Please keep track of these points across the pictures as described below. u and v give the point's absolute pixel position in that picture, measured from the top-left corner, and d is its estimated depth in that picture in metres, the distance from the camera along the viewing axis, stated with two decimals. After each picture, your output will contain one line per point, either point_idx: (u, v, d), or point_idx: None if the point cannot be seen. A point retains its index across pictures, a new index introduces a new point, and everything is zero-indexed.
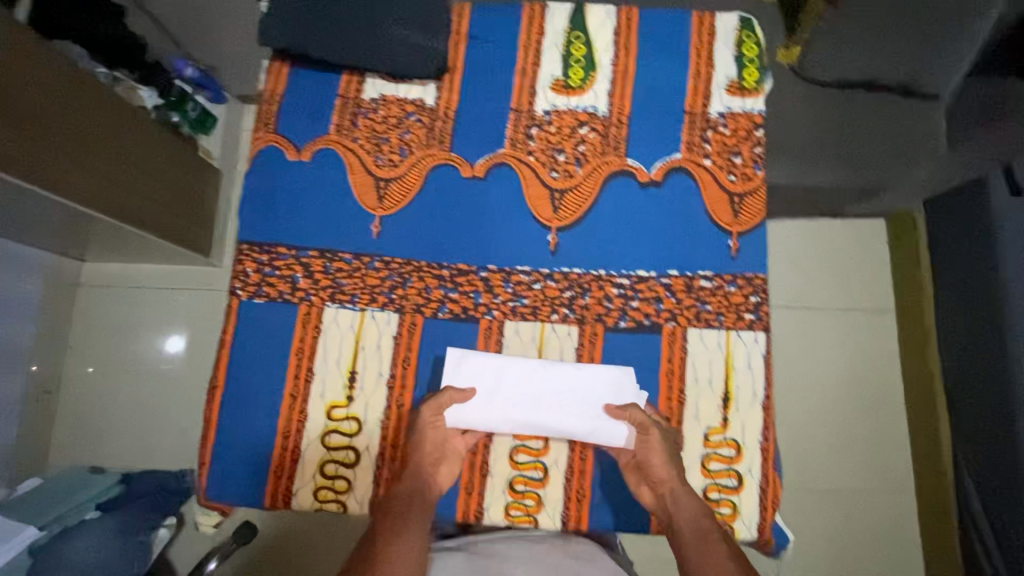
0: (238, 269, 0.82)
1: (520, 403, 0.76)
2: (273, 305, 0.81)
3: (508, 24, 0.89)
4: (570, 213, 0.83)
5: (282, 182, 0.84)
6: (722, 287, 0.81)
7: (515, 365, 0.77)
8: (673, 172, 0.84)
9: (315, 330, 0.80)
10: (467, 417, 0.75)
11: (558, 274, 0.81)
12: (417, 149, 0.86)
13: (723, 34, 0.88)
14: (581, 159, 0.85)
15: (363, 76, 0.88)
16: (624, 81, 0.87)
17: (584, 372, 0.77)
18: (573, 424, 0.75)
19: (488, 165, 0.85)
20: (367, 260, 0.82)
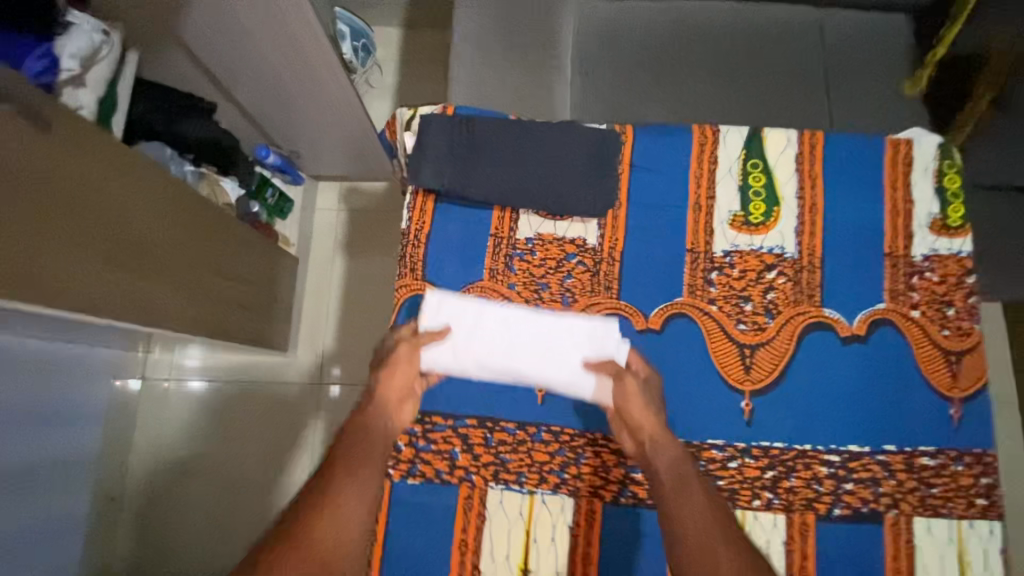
0: None
1: (491, 348, 0.71)
2: (430, 487, 0.71)
3: (677, 152, 0.79)
4: (763, 374, 0.73)
5: None
6: (947, 466, 0.70)
7: (489, 316, 0.71)
8: (877, 326, 0.74)
9: (479, 518, 0.70)
10: (439, 359, 0.70)
11: (755, 449, 0.71)
12: (582, 296, 0.76)
13: (921, 162, 0.78)
14: (771, 308, 0.75)
15: (517, 211, 0.78)
16: (813, 217, 0.77)
17: (562, 321, 0.71)
18: (548, 370, 0.70)
19: (665, 316, 0.75)
20: (532, 431, 0.72)
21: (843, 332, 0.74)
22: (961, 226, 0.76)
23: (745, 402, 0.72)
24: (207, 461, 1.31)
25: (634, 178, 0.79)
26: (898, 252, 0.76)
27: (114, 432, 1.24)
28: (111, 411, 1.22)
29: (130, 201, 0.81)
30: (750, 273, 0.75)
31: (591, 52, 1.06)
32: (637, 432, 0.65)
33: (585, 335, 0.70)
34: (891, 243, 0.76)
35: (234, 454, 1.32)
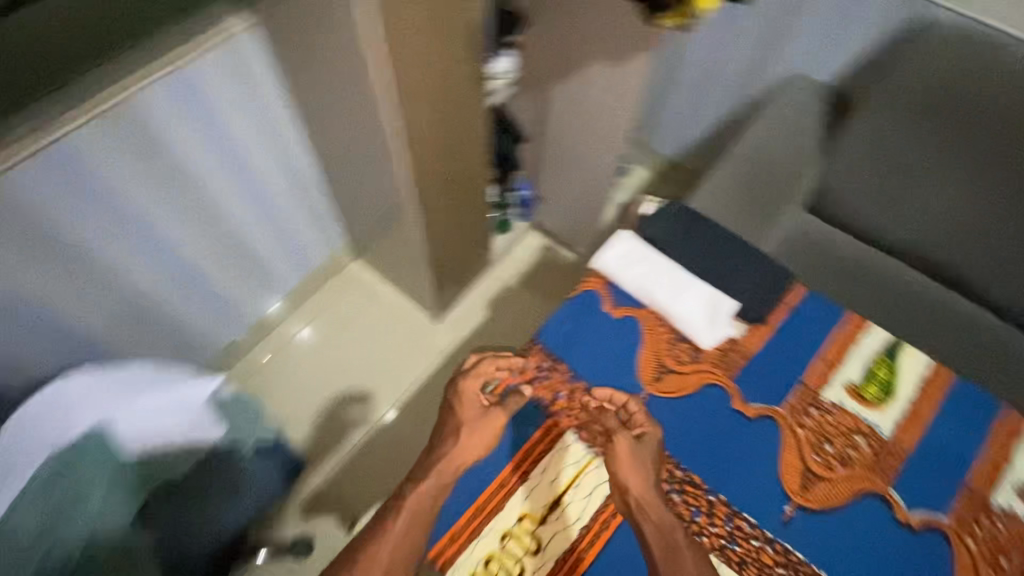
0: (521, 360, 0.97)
1: (645, 278, 1.02)
2: (530, 403, 0.93)
3: (828, 320, 1.01)
4: (815, 499, 0.86)
5: (589, 319, 1.00)
6: None
7: (653, 259, 1.03)
8: (930, 530, 0.83)
9: (548, 444, 0.90)
10: (607, 264, 1.03)
11: (778, 543, 0.83)
12: (705, 360, 0.97)
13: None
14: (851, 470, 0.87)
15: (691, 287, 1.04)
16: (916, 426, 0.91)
17: (697, 285, 1.00)
18: (674, 307, 0.99)
19: (760, 412, 0.92)
20: (618, 418, 0.92)
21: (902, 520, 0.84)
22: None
23: (789, 508, 0.85)
24: (342, 344, 1.76)
25: (788, 315, 1.01)
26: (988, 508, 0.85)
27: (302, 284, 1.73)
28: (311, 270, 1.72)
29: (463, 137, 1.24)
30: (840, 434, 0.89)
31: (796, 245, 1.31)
32: (630, 495, 0.85)
33: (707, 302, 0.99)
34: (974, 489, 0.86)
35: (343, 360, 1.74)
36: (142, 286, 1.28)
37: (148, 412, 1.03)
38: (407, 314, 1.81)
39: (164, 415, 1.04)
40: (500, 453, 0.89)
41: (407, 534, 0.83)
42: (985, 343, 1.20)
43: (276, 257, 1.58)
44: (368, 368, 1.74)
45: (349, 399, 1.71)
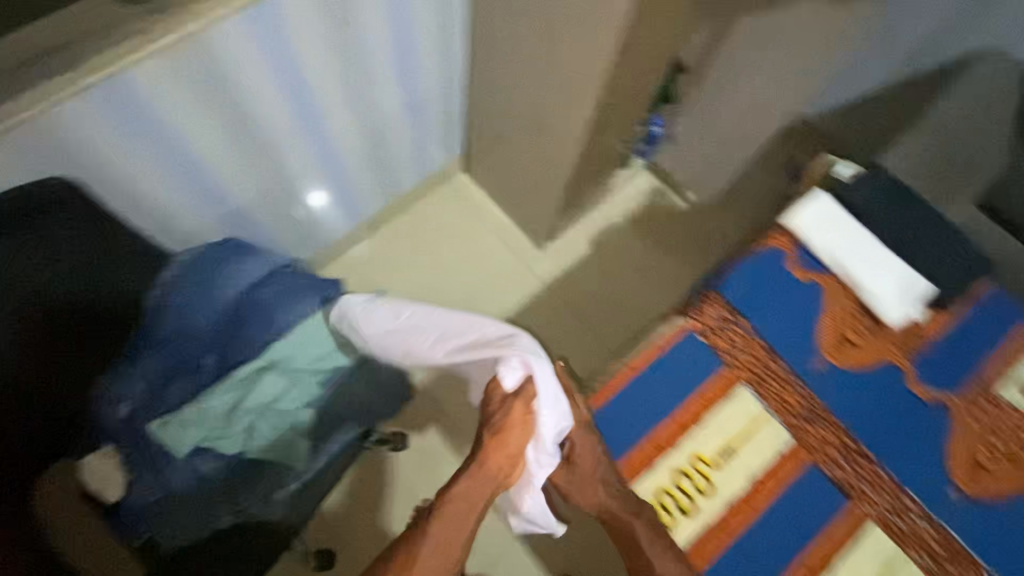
0: (843, 304, 0.97)
1: (860, 253, 0.98)
2: (856, 376, 0.92)
3: None
4: (969, 479, 0.87)
5: (950, 329, 0.96)
6: None
7: (877, 253, 0.98)
8: (940, 406, 0.91)
9: (830, 427, 0.89)
10: (888, 282, 0.96)
11: (938, 522, 0.85)
12: (949, 378, 0.93)
13: (825, 214, 1.00)
14: (746, 334, 0.94)
15: (986, 284, 0.99)
16: (786, 238, 1.00)
17: (905, 292, 0.96)
18: (888, 282, 0.96)
19: (997, 457, 0.89)
20: (838, 382, 0.92)
21: (827, 361, 0.93)
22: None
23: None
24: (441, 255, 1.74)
25: None
26: (843, 287, 0.98)
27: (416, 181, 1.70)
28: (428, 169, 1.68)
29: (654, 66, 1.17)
30: (707, 311, 0.95)
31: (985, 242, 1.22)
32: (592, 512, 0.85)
33: (905, 280, 0.96)
34: (831, 284, 0.98)
35: (438, 275, 1.72)
36: (291, 167, 1.23)
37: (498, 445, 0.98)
38: (508, 235, 1.78)
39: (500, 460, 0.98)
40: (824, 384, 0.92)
41: (446, 552, 0.77)
42: None
43: (405, 156, 1.53)
44: (464, 283, 1.72)
45: (437, 313, 1.69)
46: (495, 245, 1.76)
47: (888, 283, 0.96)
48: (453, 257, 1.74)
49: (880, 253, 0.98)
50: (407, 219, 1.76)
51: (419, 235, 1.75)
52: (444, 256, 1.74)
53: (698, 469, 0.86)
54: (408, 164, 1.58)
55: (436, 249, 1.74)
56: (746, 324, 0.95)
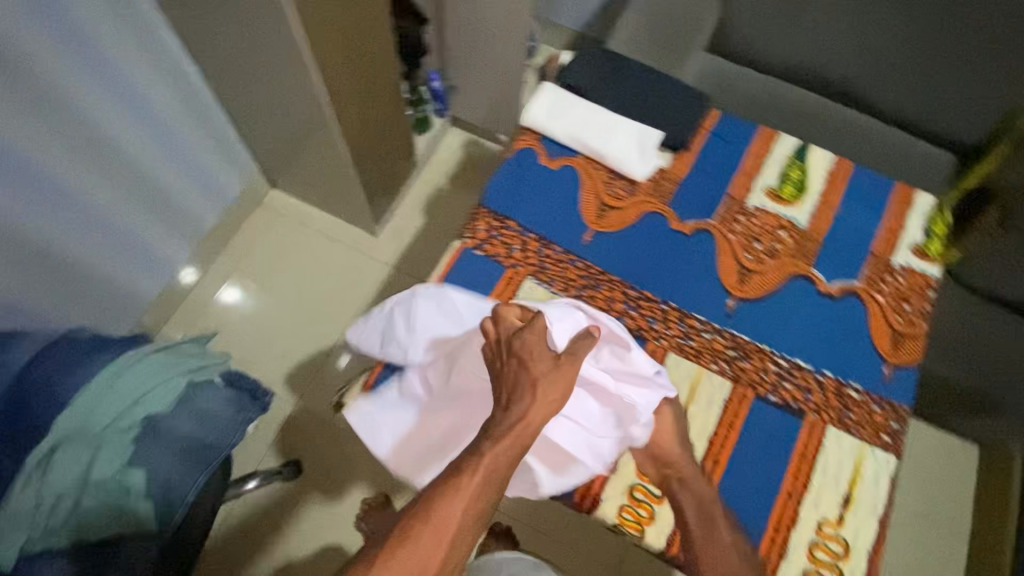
0: (593, 175, 1.04)
1: (584, 125, 1.05)
2: (616, 234, 1.00)
3: (875, 192, 1.04)
4: (753, 289, 0.95)
5: (704, 165, 1.05)
6: (867, 403, 0.89)
7: (599, 118, 1.05)
8: (701, 231, 1.00)
9: (604, 286, 0.96)
10: (620, 141, 1.04)
11: (728, 333, 0.92)
12: (786, 254, 0.98)
13: (552, 102, 1.07)
14: (516, 234, 0.99)
15: (719, 116, 1.09)
16: (533, 139, 1.07)
17: (638, 147, 1.04)
18: (620, 143, 1.04)
19: (842, 290, 0.96)
20: (599, 246, 0.98)
21: (591, 231, 1.00)
22: (799, 191, 1.03)
23: (822, 288, 0.96)
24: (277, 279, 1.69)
25: (842, 197, 1.04)
26: (596, 164, 1.05)
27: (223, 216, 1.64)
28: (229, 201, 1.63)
29: (369, 23, 1.19)
30: (476, 226, 0.99)
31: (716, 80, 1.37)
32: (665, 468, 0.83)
33: (636, 136, 1.04)
34: (578, 163, 1.05)
35: (283, 298, 1.67)
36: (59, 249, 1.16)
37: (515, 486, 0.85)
38: (338, 233, 1.76)
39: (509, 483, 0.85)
40: (591, 250, 0.98)
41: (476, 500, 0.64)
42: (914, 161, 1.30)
43: (193, 197, 1.47)
44: (310, 295, 1.68)
45: (295, 335, 1.65)
46: (330, 249, 1.74)
47: (622, 144, 1.04)
48: (291, 276, 1.70)
49: (604, 118, 1.05)
50: (231, 256, 1.70)
51: (249, 266, 1.70)
52: (282, 277, 1.69)
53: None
54: (201, 204, 1.52)
55: (271, 273, 1.70)
56: (514, 225, 1.00)
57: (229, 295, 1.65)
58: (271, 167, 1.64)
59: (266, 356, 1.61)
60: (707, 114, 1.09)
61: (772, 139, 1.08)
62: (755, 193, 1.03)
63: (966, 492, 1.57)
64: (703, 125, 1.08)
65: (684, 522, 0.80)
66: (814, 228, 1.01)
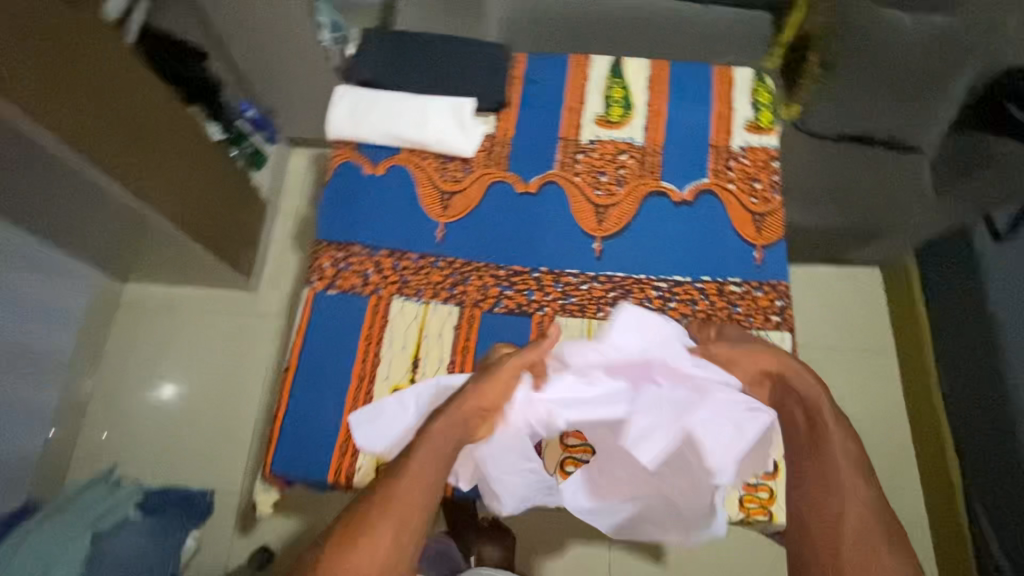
0: (423, 166, 0.98)
1: (391, 118, 0.97)
2: (466, 219, 0.95)
3: (700, 81, 1.04)
4: (613, 225, 0.95)
5: (529, 115, 1.02)
6: (750, 292, 0.90)
7: (405, 106, 0.97)
8: (547, 184, 0.97)
9: (473, 277, 0.91)
10: (435, 121, 0.97)
11: (603, 277, 0.92)
12: (632, 178, 0.97)
13: (353, 106, 0.98)
14: (366, 256, 0.91)
15: (525, 59, 1.06)
16: (349, 150, 0.98)
17: (456, 120, 0.97)
18: (436, 124, 0.97)
19: (695, 192, 0.96)
20: (453, 239, 0.93)
21: (441, 225, 0.94)
22: (627, 110, 1.02)
23: (676, 198, 0.96)
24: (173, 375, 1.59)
25: (669, 98, 1.03)
26: (423, 154, 0.98)
27: (85, 335, 1.53)
28: (83, 318, 1.51)
29: (115, 92, 1.06)
30: (323, 265, 0.91)
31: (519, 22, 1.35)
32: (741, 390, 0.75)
33: (450, 110, 0.98)
34: (405, 159, 0.98)
35: (186, 390, 1.58)
36: None
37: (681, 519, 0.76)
38: (218, 303, 1.66)
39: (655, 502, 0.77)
40: (446, 245, 0.93)
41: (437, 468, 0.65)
42: (737, 36, 1.31)
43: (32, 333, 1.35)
44: (213, 376, 1.59)
45: (214, 420, 1.56)
46: (215, 321, 1.64)
47: (439, 124, 0.97)
48: (185, 363, 1.61)
49: (411, 105, 0.97)
50: (115, 369, 1.60)
51: (138, 372, 1.59)
52: (174, 370, 1.60)
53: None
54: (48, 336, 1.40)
55: (163, 369, 1.60)
56: (362, 248, 0.92)
57: (171, 390, 1.58)
58: (112, 266, 1.52)
59: (193, 453, 1.53)
60: (514, 62, 1.05)
61: (586, 65, 1.05)
62: (587, 125, 1.01)
63: (881, 311, 1.69)
64: (513, 74, 1.04)
65: (790, 421, 0.72)
66: (653, 139, 1.00)
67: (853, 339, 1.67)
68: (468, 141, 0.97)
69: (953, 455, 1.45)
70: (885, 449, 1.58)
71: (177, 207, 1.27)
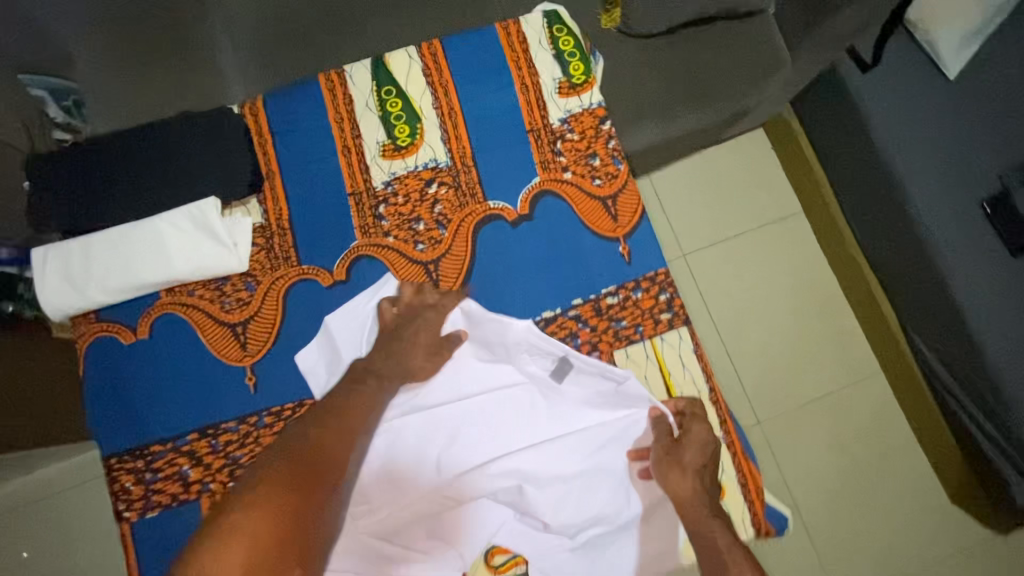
0: (196, 304, 0.75)
1: (121, 267, 0.72)
2: (276, 349, 0.74)
3: (487, 52, 0.82)
4: (452, 282, 0.76)
5: (300, 179, 0.78)
6: (629, 297, 0.76)
7: (131, 240, 0.72)
8: (356, 264, 0.77)
9: None
10: (178, 244, 0.72)
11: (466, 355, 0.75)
12: (454, 212, 0.78)
13: (63, 267, 0.72)
14: (175, 452, 0.71)
15: (265, 105, 0.80)
16: (93, 324, 0.74)
17: (206, 231, 0.73)
18: (183, 247, 0.72)
19: (530, 200, 0.78)
20: (270, 384, 0.73)
21: (248, 371, 0.73)
22: (414, 125, 0.80)
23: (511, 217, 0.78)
24: None
25: (458, 89, 0.81)
26: (188, 287, 0.75)
27: None
28: None
29: None
30: (125, 486, 0.71)
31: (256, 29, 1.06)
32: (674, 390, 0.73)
33: (192, 222, 0.73)
34: (168, 305, 0.74)
35: None
36: None
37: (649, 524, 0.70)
38: None
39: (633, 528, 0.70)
40: (266, 395, 0.73)
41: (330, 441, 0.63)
42: None
43: None
44: None
45: None
46: None
47: (187, 246, 0.73)
48: None
49: (138, 237, 0.72)
50: None
51: None
52: None
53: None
54: None
55: None
56: (164, 444, 0.72)
57: None
58: None
59: None
60: (250, 117, 0.79)
61: (343, 83, 0.81)
62: (375, 163, 0.79)
63: (775, 171, 1.56)
64: (258, 132, 0.79)
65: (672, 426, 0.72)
66: (459, 151, 0.79)
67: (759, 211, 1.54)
68: (233, 252, 0.74)
69: (881, 291, 1.41)
70: (823, 309, 1.50)
71: None
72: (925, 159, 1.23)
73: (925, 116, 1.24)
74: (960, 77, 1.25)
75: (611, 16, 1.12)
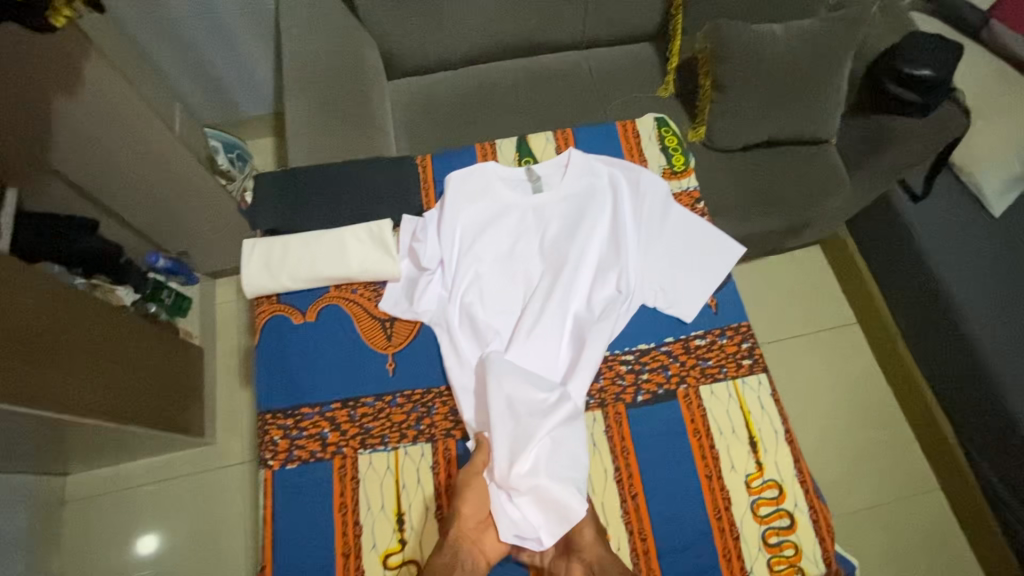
0: (356, 299, 0.92)
1: (308, 260, 0.91)
2: (415, 344, 0.89)
3: (608, 140, 1.05)
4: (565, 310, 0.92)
5: None
6: (715, 342, 0.89)
7: (320, 241, 0.91)
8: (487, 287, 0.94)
9: (441, 406, 0.86)
10: (355, 249, 0.91)
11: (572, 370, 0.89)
12: None
13: (265, 256, 0.91)
14: (319, 415, 0.85)
15: (432, 160, 1.04)
16: (273, 304, 0.92)
17: (376, 241, 0.92)
18: (357, 251, 0.91)
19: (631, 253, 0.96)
20: (406, 373, 0.87)
21: (390, 359, 0.88)
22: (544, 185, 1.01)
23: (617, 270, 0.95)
24: (148, 545, 1.47)
25: None
26: (352, 286, 0.93)
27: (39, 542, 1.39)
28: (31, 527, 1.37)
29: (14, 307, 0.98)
30: (274, 438, 0.84)
31: (413, 114, 1.35)
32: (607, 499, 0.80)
33: (368, 234, 0.92)
34: (334, 298, 0.92)
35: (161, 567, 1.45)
36: None
37: (666, 257, 0.94)
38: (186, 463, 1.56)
39: (666, 263, 0.94)
40: (402, 380, 0.87)
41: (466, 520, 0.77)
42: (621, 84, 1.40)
43: None
44: (187, 544, 1.47)
45: None
46: (180, 480, 1.52)
47: (361, 250, 0.91)
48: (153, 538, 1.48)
49: (326, 239, 0.92)
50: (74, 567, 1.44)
51: (104, 560, 1.45)
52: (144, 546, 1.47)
53: (396, 567, 0.78)
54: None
55: (133, 550, 1.47)
56: (312, 408, 0.85)
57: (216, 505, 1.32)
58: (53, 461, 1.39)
59: None
60: (419, 167, 1.03)
61: (492, 151, 1.05)
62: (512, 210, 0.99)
63: (832, 284, 1.70)
64: (423, 178, 1.02)
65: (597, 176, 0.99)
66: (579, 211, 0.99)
67: (814, 316, 1.67)
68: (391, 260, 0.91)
69: (932, 395, 1.48)
70: (874, 415, 1.56)
71: (106, 397, 1.16)
72: (972, 279, 1.36)
73: (973, 246, 1.39)
74: (1006, 216, 1.42)
75: (696, 131, 1.34)
